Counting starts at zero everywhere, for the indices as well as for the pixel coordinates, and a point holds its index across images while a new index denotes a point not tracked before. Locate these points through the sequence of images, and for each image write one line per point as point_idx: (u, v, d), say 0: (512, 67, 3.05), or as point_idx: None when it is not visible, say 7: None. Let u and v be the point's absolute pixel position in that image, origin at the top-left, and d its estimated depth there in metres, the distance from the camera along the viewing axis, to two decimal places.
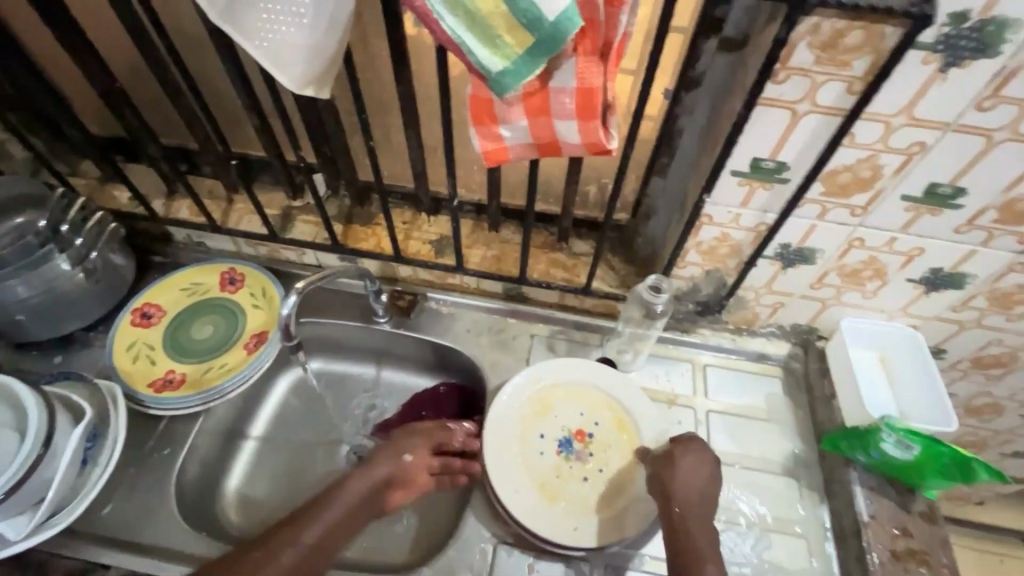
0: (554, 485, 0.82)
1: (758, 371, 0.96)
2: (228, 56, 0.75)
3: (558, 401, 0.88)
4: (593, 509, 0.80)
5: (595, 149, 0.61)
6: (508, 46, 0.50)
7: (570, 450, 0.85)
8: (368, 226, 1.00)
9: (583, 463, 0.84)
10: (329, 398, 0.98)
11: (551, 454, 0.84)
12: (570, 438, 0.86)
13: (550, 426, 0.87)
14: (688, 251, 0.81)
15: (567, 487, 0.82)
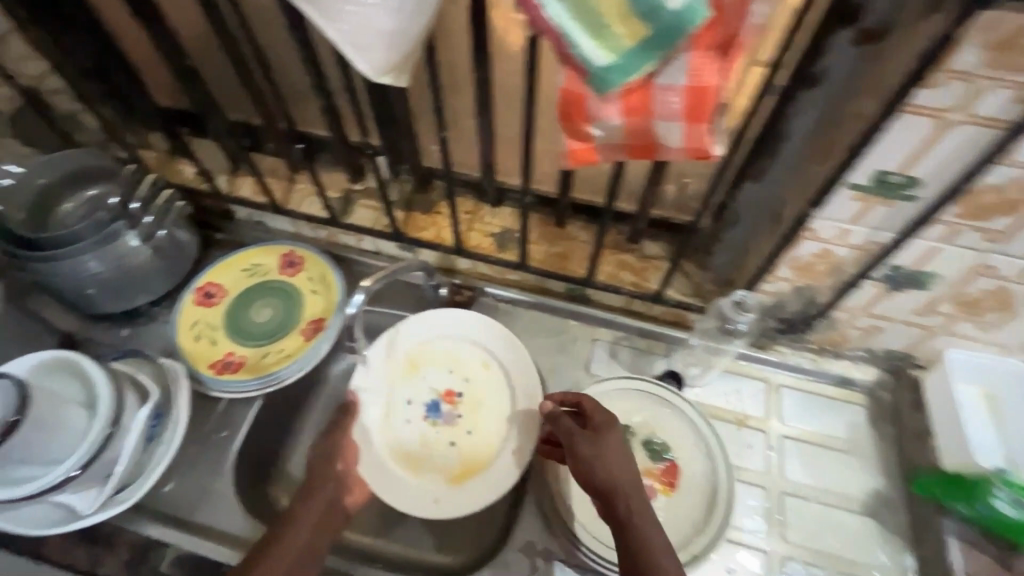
0: (421, 451, 0.80)
1: (839, 396, 0.87)
2: (299, 33, 0.71)
3: (425, 362, 0.86)
4: (459, 479, 0.78)
5: (697, 154, 0.54)
6: (618, 37, 0.44)
7: (437, 414, 0.83)
8: (429, 214, 0.97)
9: (451, 426, 0.82)
10: None
11: (415, 421, 0.82)
12: (438, 402, 0.84)
13: (416, 390, 0.85)
14: (779, 265, 0.74)
15: (428, 453, 0.80)
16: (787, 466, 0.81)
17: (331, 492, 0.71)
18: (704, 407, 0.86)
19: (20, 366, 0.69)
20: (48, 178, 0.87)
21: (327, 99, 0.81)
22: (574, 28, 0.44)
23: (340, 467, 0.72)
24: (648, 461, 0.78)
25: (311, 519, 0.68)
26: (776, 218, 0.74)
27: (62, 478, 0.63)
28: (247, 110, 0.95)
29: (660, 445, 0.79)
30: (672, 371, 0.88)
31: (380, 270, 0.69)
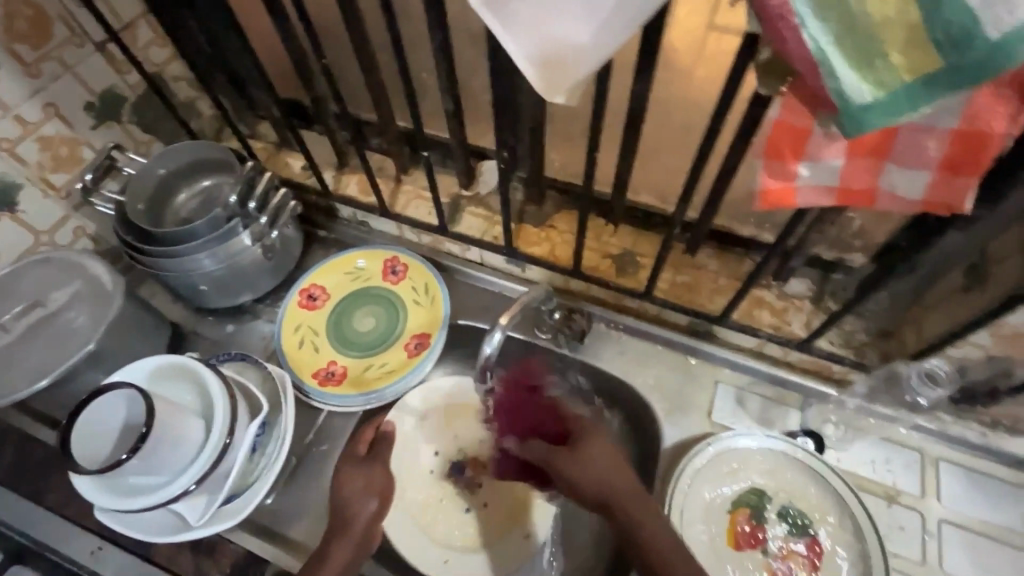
0: (431, 506, 0.82)
1: (1012, 480, 0.74)
2: (438, 32, 0.64)
3: (457, 419, 0.87)
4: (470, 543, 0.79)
5: (935, 209, 0.44)
6: (892, 69, 0.35)
7: (460, 475, 0.85)
8: (542, 228, 0.89)
9: (470, 491, 0.84)
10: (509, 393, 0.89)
11: (438, 475, 0.84)
12: (463, 463, 0.86)
13: (446, 447, 0.86)
14: (977, 331, 0.62)
15: (451, 514, 0.82)
16: (947, 557, 0.70)
17: (364, 525, 0.66)
18: (848, 476, 0.75)
19: (139, 370, 0.68)
20: (167, 169, 0.86)
21: (453, 102, 0.74)
22: (835, 55, 0.35)
23: (372, 507, 0.68)
24: (784, 534, 0.69)
25: (356, 538, 0.65)
26: (978, 274, 0.62)
27: (179, 492, 0.62)
28: (360, 105, 0.91)
29: (798, 517, 0.70)
30: (810, 429, 0.78)
31: (510, 305, 0.65)
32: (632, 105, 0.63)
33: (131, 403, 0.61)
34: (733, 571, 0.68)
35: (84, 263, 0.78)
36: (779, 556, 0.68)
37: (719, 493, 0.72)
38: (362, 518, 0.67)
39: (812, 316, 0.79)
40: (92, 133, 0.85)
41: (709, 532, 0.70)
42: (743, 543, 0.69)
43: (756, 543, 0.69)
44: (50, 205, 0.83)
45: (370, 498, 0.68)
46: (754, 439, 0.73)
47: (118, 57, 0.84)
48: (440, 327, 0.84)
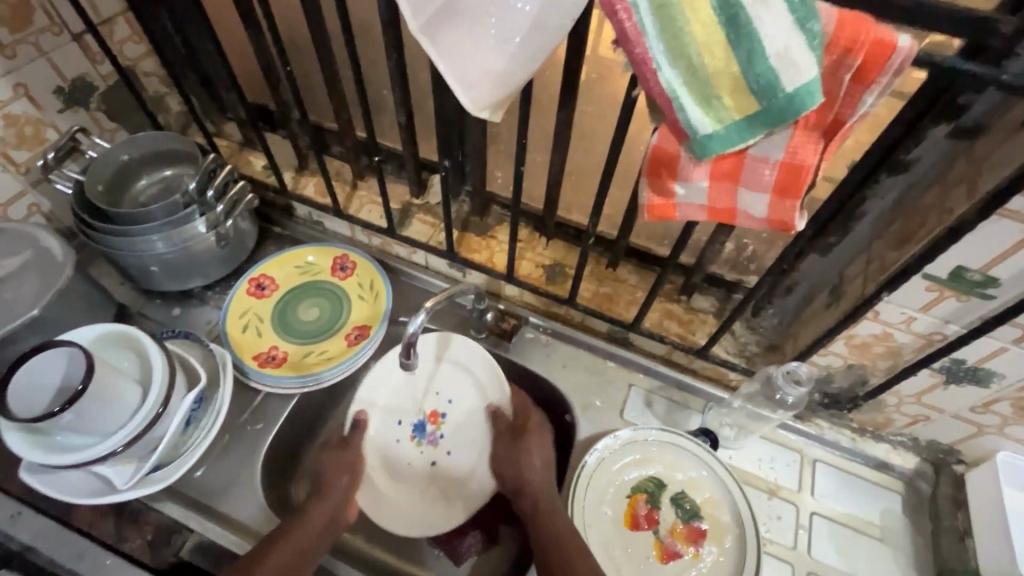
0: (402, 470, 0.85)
1: (874, 480, 0.85)
2: (394, 53, 0.73)
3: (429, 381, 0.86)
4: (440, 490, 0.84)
5: (777, 226, 0.55)
6: (726, 108, 0.45)
7: (422, 434, 0.86)
8: (483, 237, 0.98)
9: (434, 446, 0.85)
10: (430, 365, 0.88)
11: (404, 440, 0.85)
12: (424, 421, 0.86)
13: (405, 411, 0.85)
14: (835, 340, 0.73)
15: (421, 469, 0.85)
16: (816, 545, 0.80)
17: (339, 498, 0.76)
18: (737, 472, 0.84)
19: (84, 334, 0.72)
20: (130, 155, 0.91)
21: (406, 116, 0.83)
22: (683, 94, 0.45)
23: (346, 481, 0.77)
24: (675, 517, 0.77)
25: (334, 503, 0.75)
26: (836, 292, 0.73)
27: (108, 452, 0.65)
28: (325, 114, 0.99)
29: (689, 503, 0.78)
30: (707, 428, 0.87)
31: (440, 293, 0.73)
32: (557, 131, 0.73)
33: (72, 362, 0.65)
34: (627, 549, 0.75)
35: (36, 235, 0.81)
36: (669, 534, 0.76)
37: (620, 480, 0.79)
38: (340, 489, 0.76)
39: (713, 328, 0.89)
40: (59, 116, 0.89)
41: (609, 513, 0.77)
42: (638, 524, 0.76)
43: (650, 524, 0.77)
44: (8, 179, 0.86)
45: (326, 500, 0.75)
46: (654, 432, 0.81)
47: (92, 48, 0.89)
48: (380, 320, 0.90)
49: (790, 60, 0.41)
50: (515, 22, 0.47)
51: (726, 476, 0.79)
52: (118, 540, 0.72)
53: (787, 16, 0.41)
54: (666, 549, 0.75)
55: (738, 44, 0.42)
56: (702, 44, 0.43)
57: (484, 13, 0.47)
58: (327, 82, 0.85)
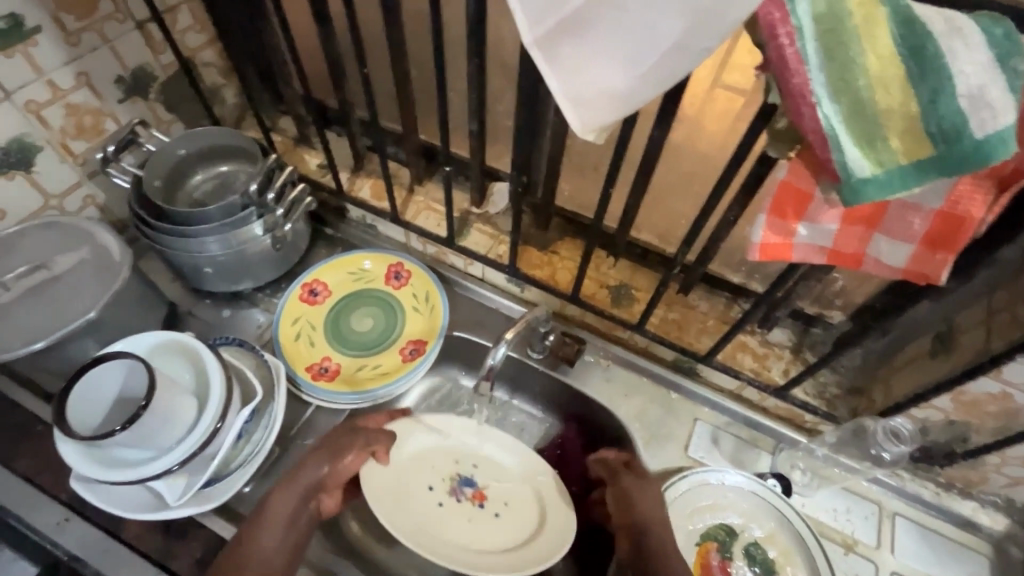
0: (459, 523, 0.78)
1: (959, 539, 0.79)
2: (477, 60, 0.68)
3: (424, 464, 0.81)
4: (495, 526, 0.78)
5: (913, 278, 0.49)
6: (891, 151, 0.39)
7: (468, 488, 0.80)
8: (545, 252, 0.93)
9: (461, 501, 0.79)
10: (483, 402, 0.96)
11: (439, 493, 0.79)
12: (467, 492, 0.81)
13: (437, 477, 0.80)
14: (939, 394, 0.67)
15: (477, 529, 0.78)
16: None
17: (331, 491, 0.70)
18: (811, 521, 0.79)
19: (144, 341, 0.69)
20: (187, 150, 0.88)
21: (479, 124, 0.78)
22: (842, 133, 0.39)
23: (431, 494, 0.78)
24: (749, 571, 0.72)
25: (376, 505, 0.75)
26: (944, 342, 0.67)
27: (162, 471, 0.62)
28: (386, 115, 0.95)
29: (762, 555, 0.73)
30: (778, 472, 0.81)
31: (517, 321, 0.70)
32: (648, 151, 0.68)
33: (132, 373, 0.62)
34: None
35: (94, 232, 0.79)
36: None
37: (691, 526, 0.75)
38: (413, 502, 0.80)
39: (790, 365, 0.83)
40: (118, 107, 0.86)
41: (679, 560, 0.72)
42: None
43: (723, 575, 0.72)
44: (65, 170, 0.84)
45: (303, 517, 0.65)
46: (728, 477, 0.77)
47: (155, 37, 0.86)
48: (437, 337, 0.86)
49: (985, 102, 0.35)
50: (644, 43, 0.42)
51: (803, 530, 0.74)
52: (165, 555, 0.69)
53: (986, 52, 0.35)
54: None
55: (922, 80, 0.36)
56: (876, 78, 0.37)
57: (611, 31, 0.42)
58: (397, 83, 0.81)
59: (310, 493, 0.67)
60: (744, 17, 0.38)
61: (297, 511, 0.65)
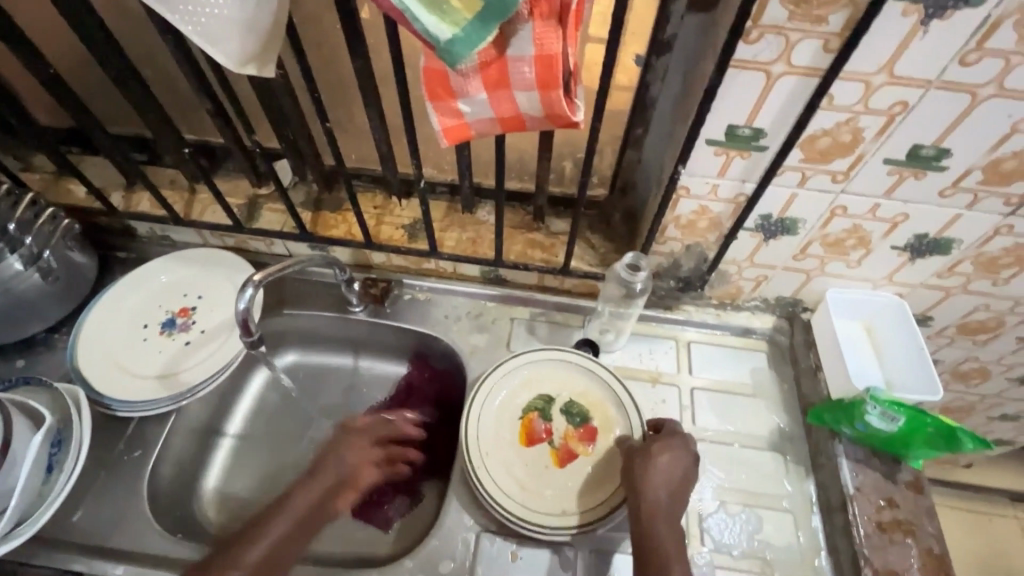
0: (165, 360, 0.83)
1: (742, 345, 0.94)
2: (170, 37, 0.70)
3: (153, 294, 0.89)
4: (195, 354, 0.84)
5: (561, 122, 0.58)
6: (456, 10, 0.47)
7: (172, 327, 0.87)
8: (337, 212, 0.97)
9: (185, 331, 0.86)
10: (324, 371, 1.00)
11: (152, 338, 0.85)
12: (174, 318, 0.88)
13: (153, 313, 0.88)
14: (666, 226, 0.79)
15: (150, 354, 0.84)
16: (702, 416, 0.87)
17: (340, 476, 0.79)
18: (620, 370, 0.90)
19: None
20: None
21: (213, 102, 0.80)
22: (413, 5, 0.46)
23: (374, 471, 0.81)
24: (567, 423, 0.82)
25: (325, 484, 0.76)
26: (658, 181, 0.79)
27: None
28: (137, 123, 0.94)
29: (578, 408, 0.83)
30: (589, 339, 0.92)
31: (274, 264, 0.69)
32: (359, 82, 0.73)
33: None
34: (531, 465, 0.79)
35: None
36: (563, 440, 0.81)
37: (513, 403, 0.83)
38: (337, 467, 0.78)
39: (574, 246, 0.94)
40: None
41: (509, 434, 0.81)
42: (534, 439, 0.81)
43: (546, 435, 0.81)
44: None
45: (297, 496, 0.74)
46: (534, 353, 0.86)
47: None
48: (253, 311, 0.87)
49: None
50: None
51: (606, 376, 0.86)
52: None
53: None
54: (562, 454, 0.80)
55: None
56: None
57: None
58: (119, 82, 0.80)
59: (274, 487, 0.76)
60: None
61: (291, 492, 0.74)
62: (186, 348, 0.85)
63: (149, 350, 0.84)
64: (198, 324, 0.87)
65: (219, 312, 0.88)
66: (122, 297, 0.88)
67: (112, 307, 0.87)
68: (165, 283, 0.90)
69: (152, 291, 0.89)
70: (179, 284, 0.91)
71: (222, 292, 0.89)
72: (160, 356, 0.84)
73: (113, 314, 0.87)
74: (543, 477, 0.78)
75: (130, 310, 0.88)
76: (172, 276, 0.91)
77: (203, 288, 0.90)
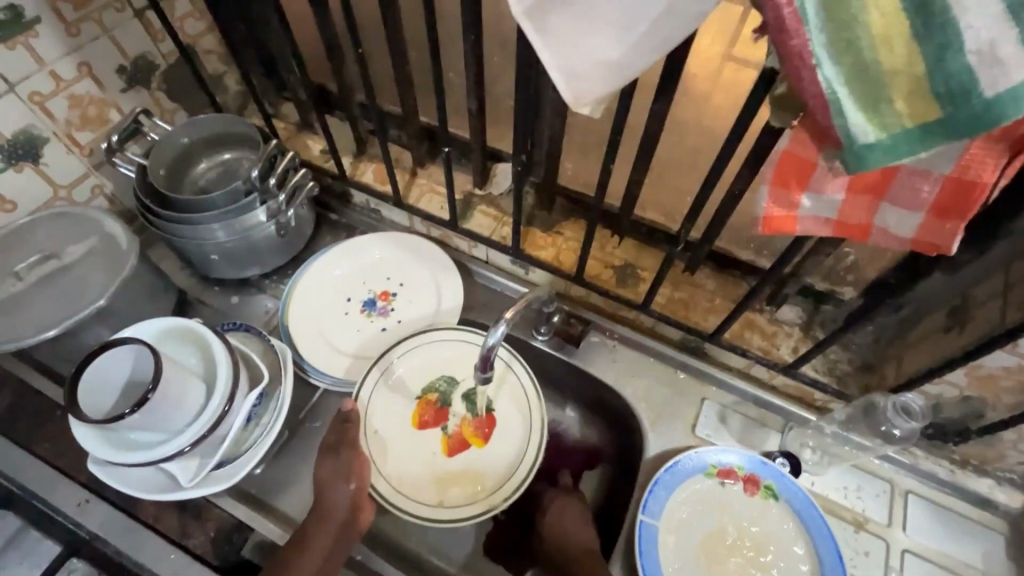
0: (361, 341, 0.86)
1: (974, 517, 0.77)
2: (472, 38, 0.67)
3: (360, 268, 0.91)
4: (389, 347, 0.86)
5: (920, 249, 0.48)
6: (896, 114, 0.38)
7: (372, 308, 0.88)
8: (549, 233, 0.92)
9: (384, 317, 0.88)
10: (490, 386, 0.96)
11: (353, 314, 0.88)
12: (375, 299, 0.89)
13: (357, 288, 0.90)
14: (954, 369, 0.65)
15: (349, 330, 0.87)
16: None
17: (345, 511, 0.68)
18: (818, 499, 0.79)
19: (150, 327, 0.70)
20: (191, 138, 0.88)
21: (478, 104, 0.77)
22: (845, 96, 0.38)
23: (347, 492, 0.69)
24: (464, 413, 0.82)
25: (335, 526, 0.68)
26: (959, 316, 0.65)
27: (174, 451, 0.63)
28: (386, 97, 0.94)
29: (480, 401, 0.82)
30: (787, 451, 0.81)
31: (516, 303, 0.70)
32: (649, 123, 0.66)
33: (140, 359, 0.63)
34: (415, 447, 0.80)
35: (102, 221, 0.80)
36: (458, 429, 0.82)
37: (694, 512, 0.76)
38: (339, 504, 0.68)
39: (800, 343, 0.82)
40: (122, 96, 0.87)
41: (400, 413, 0.81)
42: (425, 423, 0.81)
43: (438, 421, 0.82)
44: (72, 161, 0.85)
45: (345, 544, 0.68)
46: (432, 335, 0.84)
47: (154, 25, 0.86)
48: (449, 318, 0.87)
49: (996, 59, 0.33)
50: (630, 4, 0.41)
51: (528, 390, 0.82)
52: (181, 535, 0.72)
53: None
54: (452, 444, 0.81)
55: (928, 38, 0.34)
56: (880, 36, 0.35)
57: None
58: (395, 64, 0.80)
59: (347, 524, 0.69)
60: None
61: (338, 539, 0.67)
62: (382, 335, 0.87)
63: (349, 327, 0.87)
64: (395, 315, 0.88)
65: (416, 308, 0.88)
66: (331, 262, 0.90)
67: (321, 272, 0.89)
68: (372, 260, 0.91)
69: (360, 265, 0.91)
70: (385, 264, 0.91)
71: (423, 288, 0.89)
72: (358, 337, 0.86)
73: (322, 280, 0.89)
74: (429, 463, 0.79)
75: (338, 280, 0.90)
76: (380, 255, 0.91)
77: (404, 277, 0.90)
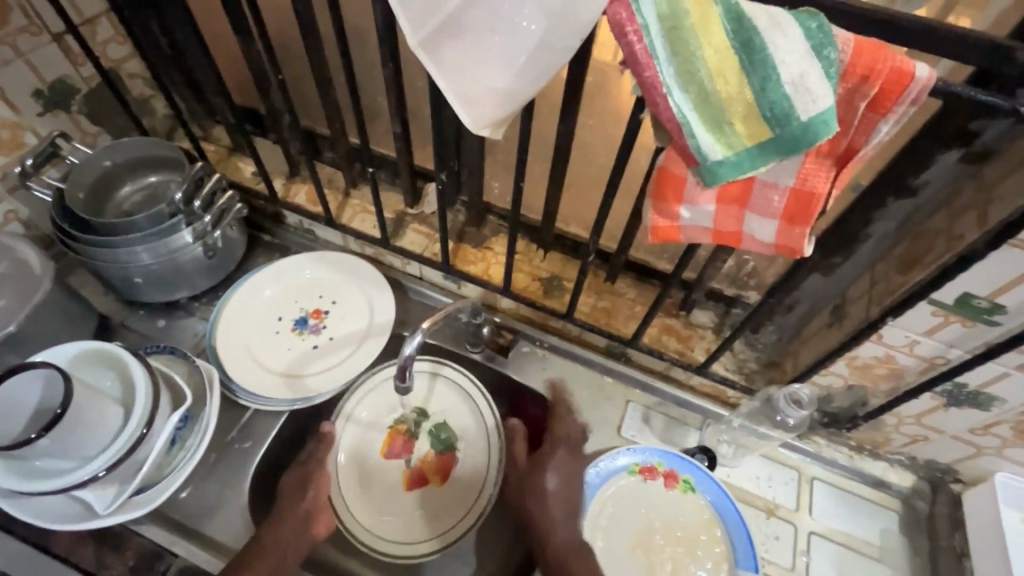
0: (291, 359, 0.86)
1: (871, 497, 0.84)
2: (390, 66, 0.71)
3: (291, 288, 0.92)
4: (320, 364, 0.86)
5: (782, 252, 0.54)
6: (737, 135, 0.43)
7: (303, 327, 0.89)
8: (480, 248, 0.96)
9: (315, 335, 0.89)
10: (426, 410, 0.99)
11: (284, 333, 0.88)
12: (306, 317, 0.90)
13: (288, 308, 0.90)
14: (835, 362, 0.73)
15: (280, 349, 0.87)
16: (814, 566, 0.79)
17: (305, 511, 0.74)
18: (734, 489, 0.84)
19: (62, 352, 0.69)
20: (114, 161, 0.87)
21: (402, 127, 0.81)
22: (694, 120, 0.43)
23: (309, 495, 0.75)
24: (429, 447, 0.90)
25: (294, 520, 0.72)
26: (838, 313, 0.72)
27: (88, 477, 0.62)
28: (316, 119, 0.96)
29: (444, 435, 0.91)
30: (705, 446, 0.86)
31: (435, 316, 0.74)
32: (557, 143, 0.71)
33: (52, 383, 0.62)
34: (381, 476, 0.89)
35: (13, 247, 0.78)
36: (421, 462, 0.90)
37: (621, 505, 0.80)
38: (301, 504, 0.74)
39: (712, 344, 0.89)
40: (38, 120, 0.86)
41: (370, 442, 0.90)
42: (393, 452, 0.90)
43: (404, 451, 0.90)
44: None
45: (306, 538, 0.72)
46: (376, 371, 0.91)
47: (74, 50, 0.85)
48: (380, 331, 0.88)
49: (805, 88, 0.40)
50: (512, 34, 0.45)
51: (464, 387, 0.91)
52: (99, 566, 0.71)
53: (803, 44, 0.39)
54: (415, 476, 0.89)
55: (753, 70, 0.40)
56: (715, 69, 0.41)
57: (480, 25, 0.46)
58: (320, 88, 0.83)
59: (307, 520, 0.73)
60: (599, 16, 0.43)
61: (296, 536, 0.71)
62: (313, 352, 0.87)
63: (279, 346, 0.87)
64: (326, 332, 0.89)
65: (349, 325, 0.89)
66: (261, 283, 0.91)
67: (250, 293, 0.89)
68: (304, 279, 0.92)
69: (292, 283, 0.92)
70: (317, 282, 0.92)
71: (355, 304, 0.91)
72: (288, 355, 0.86)
73: (252, 300, 0.89)
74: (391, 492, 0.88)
75: (268, 300, 0.90)
76: (313, 274, 0.93)
77: (337, 294, 0.92)
